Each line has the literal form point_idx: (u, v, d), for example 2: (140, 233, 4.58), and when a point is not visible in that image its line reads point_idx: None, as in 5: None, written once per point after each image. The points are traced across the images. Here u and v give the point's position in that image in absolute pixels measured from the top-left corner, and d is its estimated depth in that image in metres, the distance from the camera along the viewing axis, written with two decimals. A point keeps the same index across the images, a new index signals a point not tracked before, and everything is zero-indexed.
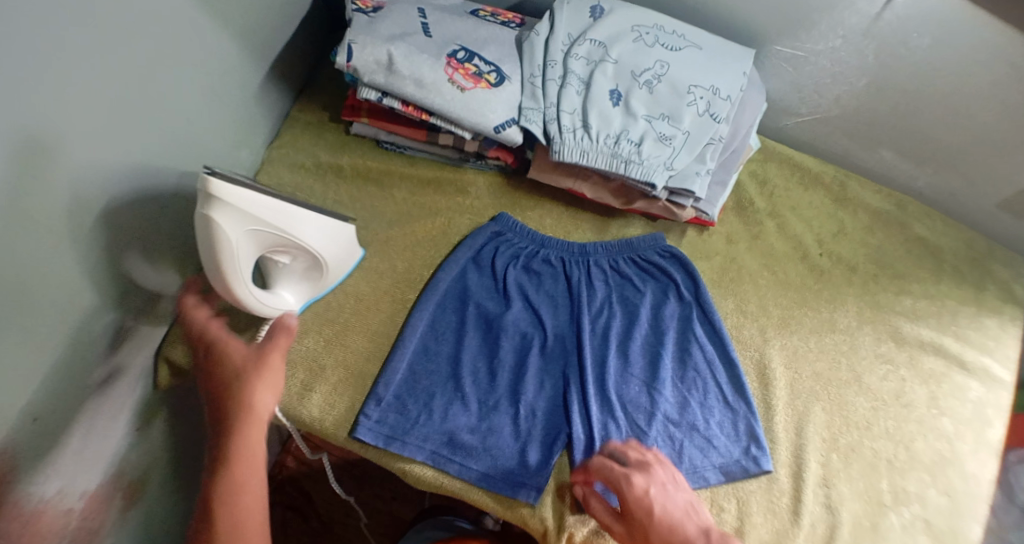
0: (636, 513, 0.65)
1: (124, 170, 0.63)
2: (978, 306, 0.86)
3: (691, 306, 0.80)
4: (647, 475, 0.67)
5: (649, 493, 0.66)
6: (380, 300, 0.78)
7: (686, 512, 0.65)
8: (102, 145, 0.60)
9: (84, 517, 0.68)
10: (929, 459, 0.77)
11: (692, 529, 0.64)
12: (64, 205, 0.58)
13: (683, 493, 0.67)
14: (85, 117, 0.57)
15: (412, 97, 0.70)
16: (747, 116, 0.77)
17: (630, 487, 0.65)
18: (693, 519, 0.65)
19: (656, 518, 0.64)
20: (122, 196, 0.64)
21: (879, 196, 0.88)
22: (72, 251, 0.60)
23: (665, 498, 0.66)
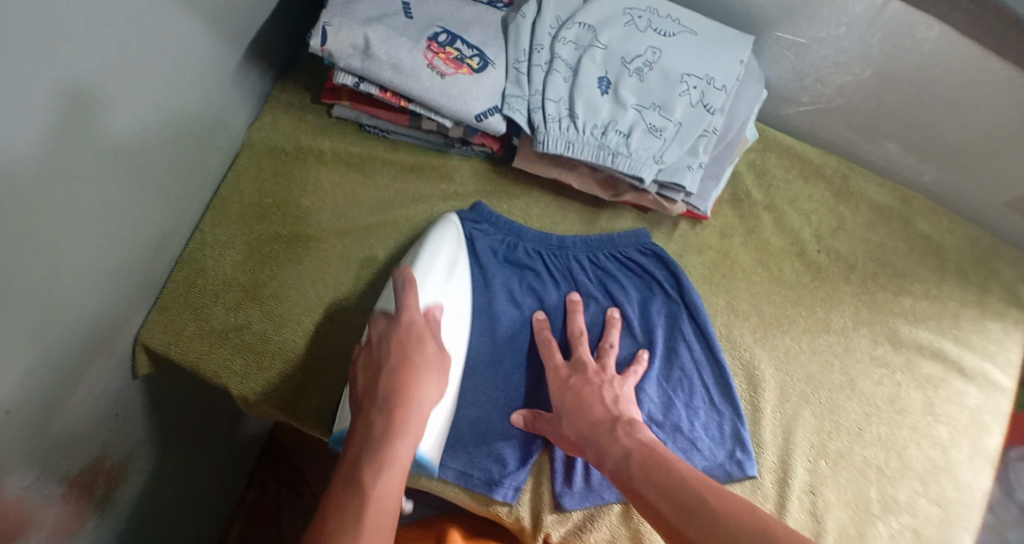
0: (552, 394, 0.69)
1: (95, 161, 0.61)
2: (981, 309, 0.82)
3: (678, 304, 0.77)
4: (576, 363, 0.71)
5: (569, 378, 0.69)
6: (358, 290, 0.76)
7: (604, 397, 0.68)
8: (76, 135, 0.58)
9: (66, 507, 0.69)
10: (921, 467, 0.75)
11: (602, 414, 0.66)
12: (35, 200, 0.56)
13: (612, 390, 0.69)
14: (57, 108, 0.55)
15: (390, 82, 0.67)
16: (744, 107, 0.73)
17: (553, 374, 0.70)
18: (608, 405, 0.67)
19: (569, 400, 0.68)
20: (94, 186, 0.62)
21: (883, 190, 0.84)
22: (44, 245, 0.58)
23: (585, 383, 0.69)
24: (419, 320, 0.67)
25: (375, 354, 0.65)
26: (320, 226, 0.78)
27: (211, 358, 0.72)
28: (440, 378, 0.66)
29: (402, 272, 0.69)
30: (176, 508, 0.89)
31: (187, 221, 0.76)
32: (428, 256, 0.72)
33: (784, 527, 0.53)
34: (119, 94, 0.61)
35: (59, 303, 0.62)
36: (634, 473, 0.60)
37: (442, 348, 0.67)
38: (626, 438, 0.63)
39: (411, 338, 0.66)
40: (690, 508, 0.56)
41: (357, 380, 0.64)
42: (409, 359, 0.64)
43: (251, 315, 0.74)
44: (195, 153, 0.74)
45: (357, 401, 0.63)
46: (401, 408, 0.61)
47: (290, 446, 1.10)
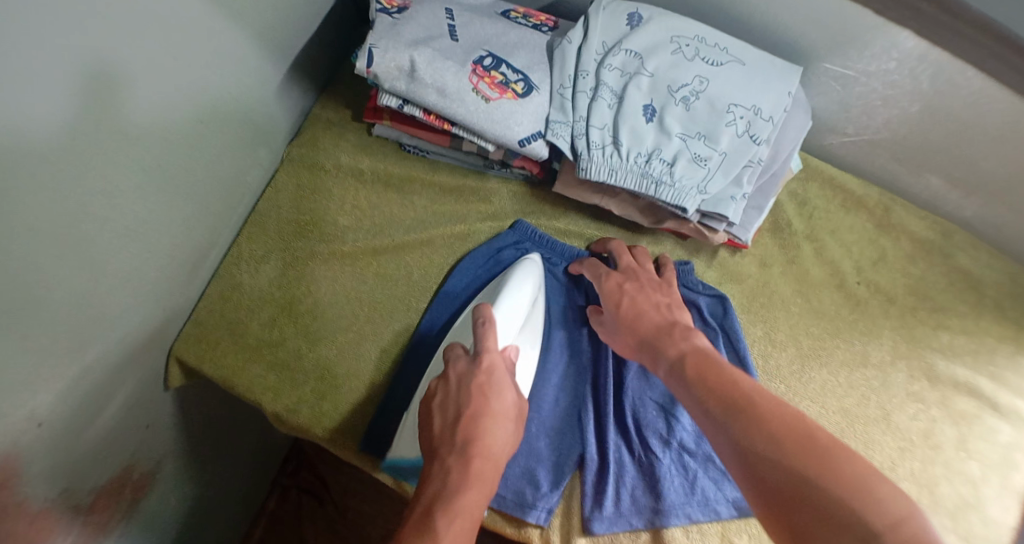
0: (607, 303, 0.71)
1: (137, 179, 0.61)
2: (1018, 346, 0.81)
3: (716, 333, 0.76)
4: (629, 272, 0.73)
5: (623, 285, 0.71)
6: (393, 310, 0.76)
7: (656, 303, 0.69)
8: (117, 151, 0.58)
9: (93, 515, 0.70)
10: (952, 503, 0.73)
11: (656, 319, 0.68)
12: (70, 217, 0.56)
13: (662, 298, 0.70)
14: (93, 124, 0.55)
15: (434, 106, 0.67)
16: (791, 137, 0.72)
17: (606, 281, 0.72)
18: (662, 310, 0.69)
19: (624, 306, 0.70)
20: (133, 202, 0.61)
21: (924, 222, 0.83)
22: (84, 261, 0.58)
23: (639, 290, 0.71)
24: (499, 363, 0.64)
25: (451, 397, 0.62)
26: (355, 242, 0.77)
27: (245, 374, 0.72)
28: (517, 425, 0.62)
29: (483, 311, 0.67)
30: (200, 515, 0.89)
31: (225, 235, 0.76)
32: (507, 295, 0.71)
33: (829, 433, 0.53)
34: (161, 110, 0.61)
35: (95, 317, 0.62)
36: (691, 367, 0.61)
37: (520, 394, 0.64)
38: (683, 342, 0.64)
39: (491, 384, 0.62)
40: (738, 409, 0.56)
41: (434, 423, 0.61)
42: (488, 408, 0.61)
43: (287, 332, 0.74)
44: (235, 168, 0.74)
45: (433, 445, 0.60)
46: (478, 457, 0.58)
47: (315, 453, 1.09)
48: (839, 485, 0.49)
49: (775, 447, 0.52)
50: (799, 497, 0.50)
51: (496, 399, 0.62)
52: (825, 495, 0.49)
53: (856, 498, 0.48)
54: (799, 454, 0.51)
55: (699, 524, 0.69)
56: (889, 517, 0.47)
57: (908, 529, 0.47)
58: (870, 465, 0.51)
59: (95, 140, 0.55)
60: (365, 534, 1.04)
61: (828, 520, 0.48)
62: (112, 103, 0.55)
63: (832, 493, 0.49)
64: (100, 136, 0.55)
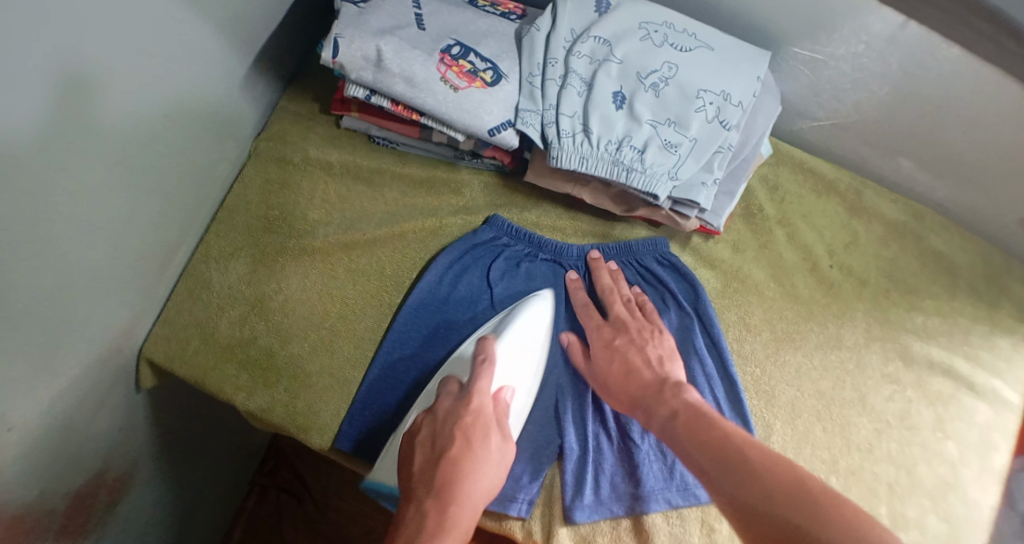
0: (599, 362, 0.71)
1: (104, 176, 0.60)
2: (992, 326, 0.81)
3: (691, 317, 0.76)
4: (616, 324, 0.73)
5: (613, 341, 0.72)
6: (366, 303, 0.75)
7: (648, 359, 0.70)
8: (85, 150, 0.57)
9: (67, 519, 0.69)
10: (930, 484, 0.74)
11: (648, 376, 0.69)
12: (39, 216, 0.55)
13: (654, 350, 0.71)
14: (63, 121, 0.54)
15: (401, 96, 0.67)
16: (760, 122, 0.73)
17: (598, 338, 0.73)
18: (655, 368, 0.69)
19: (615, 365, 0.70)
20: (99, 201, 0.61)
21: (895, 205, 0.83)
22: (54, 259, 0.58)
23: (630, 347, 0.71)
24: (489, 407, 0.66)
25: (437, 435, 0.64)
26: (325, 237, 0.76)
27: (217, 373, 0.71)
28: (501, 473, 0.64)
29: (484, 350, 0.69)
30: (177, 516, 0.88)
31: (193, 232, 0.75)
32: (512, 326, 0.72)
33: (821, 482, 0.54)
34: (125, 105, 0.60)
35: (65, 318, 0.61)
36: (680, 432, 0.63)
37: (507, 439, 0.65)
38: (672, 401, 0.65)
39: (477, 427, 0.64)
40: (728, 463, 0.58)
41: (416, 459, 0.63)
42: (472, 453, 0.62)
43: (258, 329, 0.73)
44: (201, 164, 0.73)
45: (411, 485, 0.62)
46: (455, 505, 0.59)
47: (292, 450, 1.08)
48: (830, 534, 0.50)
49: (766, 496, 0.54)
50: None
51: (482, 448, 0.63)
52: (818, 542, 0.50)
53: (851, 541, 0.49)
54: (789, 500, 0.53)
55: (678, 510, 0.70)
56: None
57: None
58: (863, 513, 0.51)
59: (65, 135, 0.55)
60: (346, 531, 1.03)
61: None
62: (75, 98, 0.55)
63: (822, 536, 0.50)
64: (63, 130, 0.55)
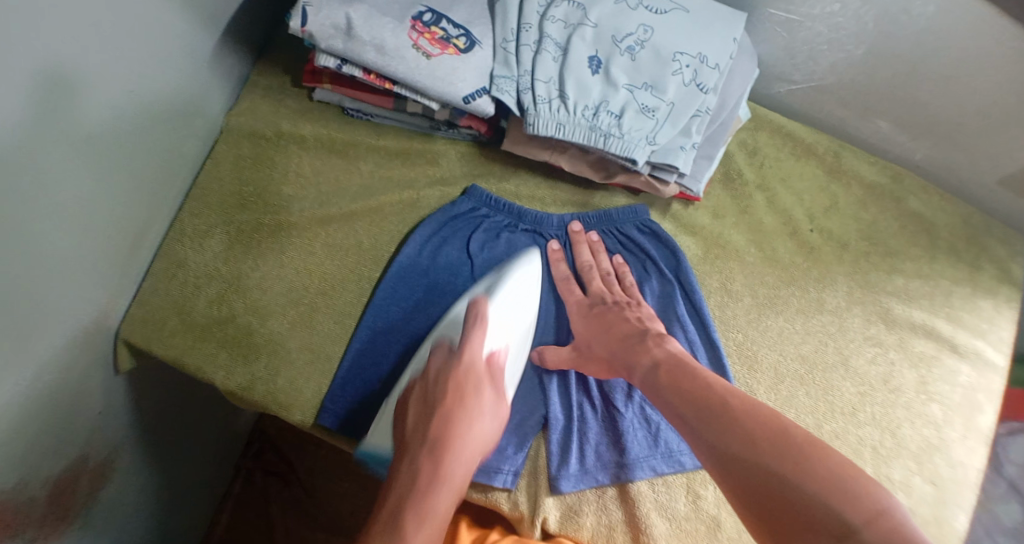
0: (580, 324, 0.72)
1: (82, 146, 0.60)
2: (973, 287, 0.82)
3: (673, 285, 0.76)
4: (597, 294, 0.74)
5: (593, 307, 0.73)
6: (344, 277, 0.74)
7: (628, 317, 0.71)
8: (71, 121, 0.57)
9: (50, 508, 0.67)
10: (915, 445, 0.75)
11: (630, 328, 0.69)
12: (28, 190, 0.55)
13: (634, 310, 0.72)
14: (47, 94, 0.55)
15: (373, 64, 0.65)
16: (737, 86, 0.72)
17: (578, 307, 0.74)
18: (634, 322, 0.70)
19: (595, 325, 0.71)
20: (78, 173, 0.60)
21: (874, 168, 0.83)
22: (41, 231, 0.58)
23: (608, 308, 0.72)
24: (480, 364, 0.67)
25: (430, 392, 0.65)
26: (301, 212, 0.75)
27: (195, 351, 0.70)
28: (494, 424, 0.66)
29: (478, 310, 0.67)
30: (163, 501, 0.88)
31: (165, 211, 0.73)
32: (503, 286, 0.70)
33: (803, 432, 0.55)
34: (92, 76, 0.58)
35: (41, 297, 0.60)
36: (662, 378, 0.63)
37: (499, 394, 0.67)
38: (654, 349, 0.66)
39: (469, 383, 0.66)
40: (710, 414, 0.58)
41: (410, 416, 0.64)
42: (465, 408, 0.64)
43: (235, 307, 0.72)
44: (170, 141, 0.71)
45: (405, 440, 0.63)
46: (451, 459, 0.61)
47: (277, 434, 1.08)
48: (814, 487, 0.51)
49: (748, 446, 0.55)
50: (777, 501, 0.52)
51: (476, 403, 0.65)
52: (802, 494, 0.51)
53: (834, 492, 0.50)
54: (770, 451, 0.54)
55: (664, 478, 0.70)
56: (864, 512, 0.49)
57: (886, 522, 0.48)
58: (845, 463, 0.52)
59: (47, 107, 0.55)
60: (332, 513, 1.03)
61: (806, 522, 0.50)
62: (44, 64, 0.54)
63: (805, 487, 0.51)
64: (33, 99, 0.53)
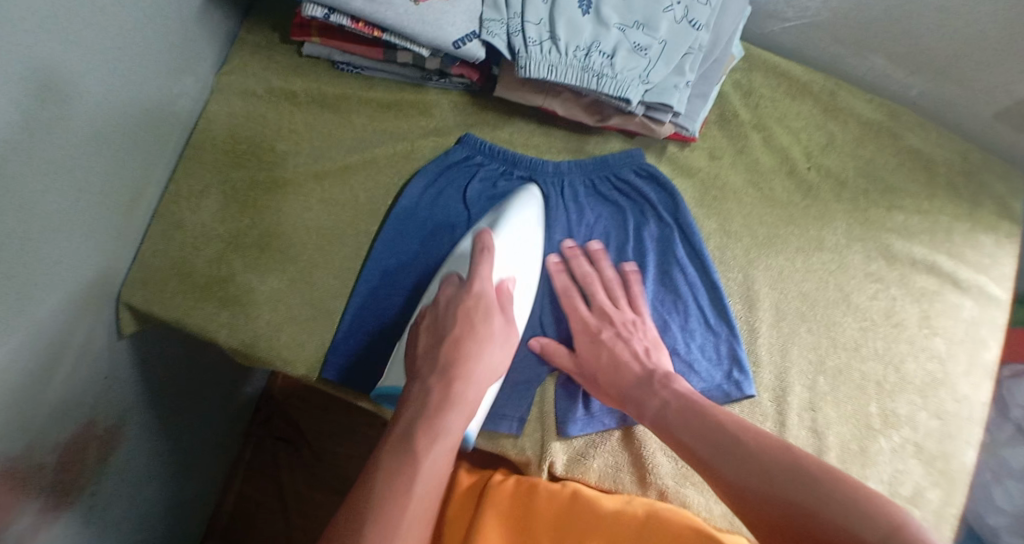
0: (585, 354, 0.69)
1: (86, 100, 0.60)
2: (973, 223, 0.81)
3: (671, 228, 0.75)
4: (600, 315, 0.71)
5: (599, 334, 0.70)
6: (341, 233, 0.74)
7: (634, 352, 0.69)
8: (71, 78, 0.57)
9: (61, 473, 0.67)
10: (919, 380, 0.75)
11: (635, 370, 0.67)
12: (35, 142, 0.55)
13: (641, 342, 0.70)
14: (49, 48, 0.55)
15: (361, 13, 0.65)
16: (731, 22, 0.72)
17: (583, 339, 0.70)
18: (641, 360, 0.68)
19: (603, 359, 0.68)
20: (81, 130, 0.60)
21: (870, 104, 0.83)
22: (45, 187, 0.58)
23: (615, 339, 0.69)
24: (491, 293, 0.67)
25: (440, 320, 0.65)
26: (296, 168, 0.75)
27: (196, 312, 0.70)
28: (504, 353, 0.66)
29: (483, 240, 0.68)
30: (173, 469, 0.88)
31: (160, 170, 0.73)
32: (508, 222, 0.71)
33: (813, 458, 0.55)
34: (83, 26, 0.58)
35: (43, 256, 0.59)
36: (676, 421, 0.61)
37: (509, 322, 0.67)
38: (663, 391, 0.64)
39: (479, 310, 0.66)
40: (725, 449, 0.58)
41: (420, 343, 0.65)
42: (476, 333, 0.64)
43: (235, 265, 0.71)
44: (163, 100, 0.70)
45: (414, 367, 0.63)
46: (461, 382, 0.61)
47: (284, 399, 1.09)
48: (838, 507, 0.50)
49: (764, 478, 0.55)
50: (801, 529, 0.51)
51: (484, 331, 0.65)
52: (822, 521, 0.50)
53: (855, 514, 0.50)
54: (789, 482, 0.53)
55: None
56: (882, 530, 0.48)
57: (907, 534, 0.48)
58: (861, 484, 0.52)
59: (45, 61, 0.55)
60: (341, 474, 1.04)
61: None
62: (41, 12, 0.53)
63: (824, 513, 0.51)
64: (31, 51, 0.53)
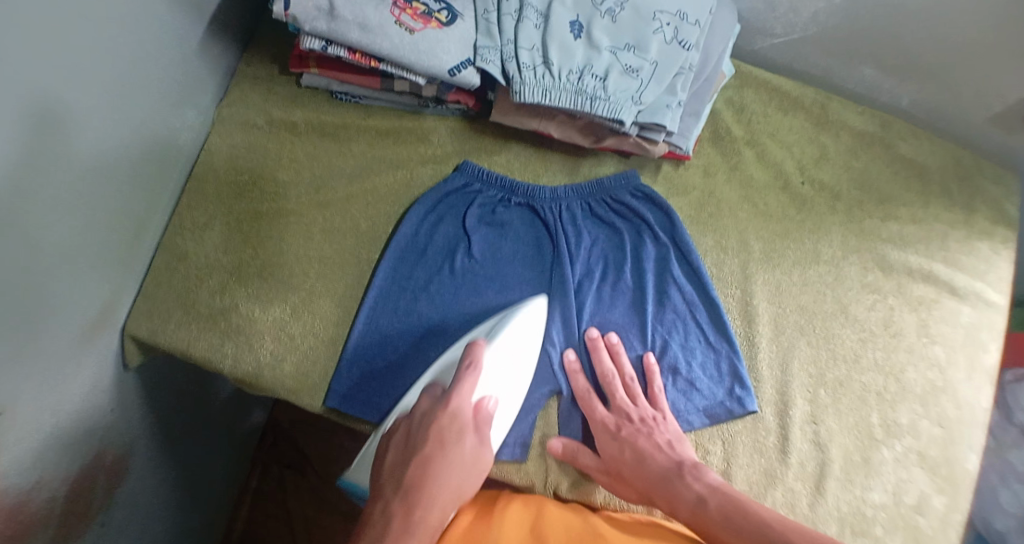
0: (609, 450, 0.68)
1: (92, 137, 0.61)
2: (969, 230, 0.82)
3: (668, 248, 0.76)
4: (618, 411, 0.70)
5: (620, 430, 0.68)
6: (342, 261, 0.75)
7: (658, 444, 0.67)
8: (77, 115, 0.59)
9: (71, 506, 0.67)
10: (920, 389, 0.75)
11: (662, 462, 0.66)
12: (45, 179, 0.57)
13: (663, 435, 0.68)
14: (56, 87, 0.56)
15: (358, 43, 0.66)
16: (719, 41, 0.74)
17: (603, 435, 0.69)
18: (666, 452, 0.67)
19: (628, 456, 0.67)
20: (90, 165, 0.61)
21: (862, 116, 0.84)
22: (55, 223, 0.59)
23: (637, 433, 0.68)
24: (466, 414, 0.64)
25: (413, 432, 0.63)
26: (297, 198, 0.76)
27: (201, 343, 0.71)
28: (473, 480, 0.63)
29: (472, 354, 0.65)
30: (181, 496, 0.89)
31: (164, 202, 0.74)
32: (501, 333, 0.68)
33: None
34: (88, 65, 0.59)
35: (51, 291, 0.60)
36: (714, 515, 0.61)
37: (483, 443, 0.64)
38: (695, 483, 0.64)
39: (452, 430, 0.63)
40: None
41: (388, 456, 0.63)
42: (448, 458, 0.61)
43: (238, 296, 0.72)
44: (165, 134, 0.71)
45: (380, 481, 0.62)
46: (420, 508, 0.59)
47: (292, 425, 1.10)
48: None
49: None
50: None
51: (443, 494, 0.60)
52: None
53: None
54: None
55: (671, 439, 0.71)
56: None
57: None
58: None
59: (54, 100, 0.56)
60: (349, 498, 1.05)
61: None
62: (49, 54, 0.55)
63: None
64: (40, 91, 0.55)
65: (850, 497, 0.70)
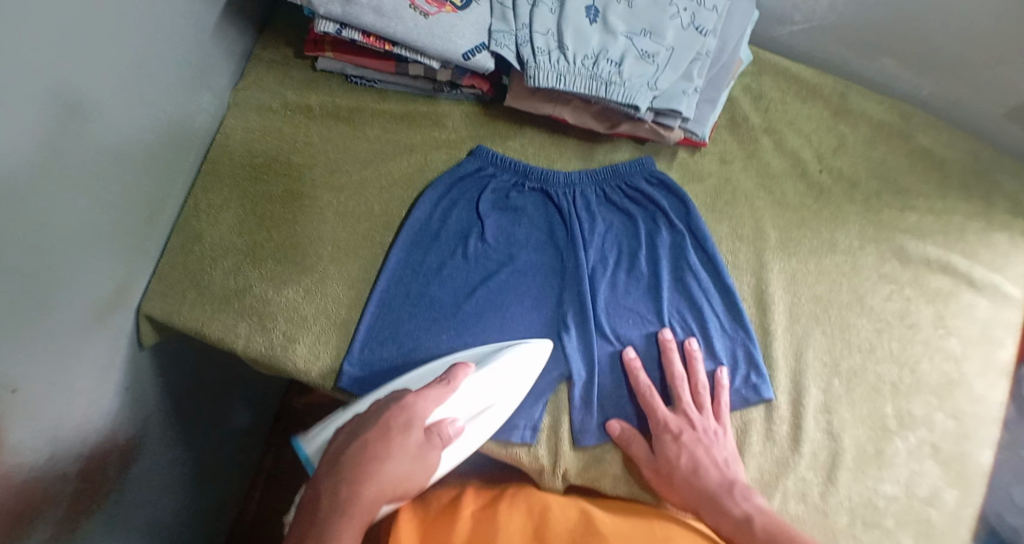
0: (666, 452, 0.66)
1: (109, 118, 0.62)
2: (988, 222, 0.81)
3: (683, 235, 0.76)
4: (685, 415, 0.68)
5: (682, 433, 0.67)
6: (356, 245, 0.75)
7: (715, 459, 0.66)
8: (95, 96, 0.59)
9: (86, 483, 0.68)
10: (935, 382, 0.74)
11: (715, 477, 0.65)
12: (63, 159, 0.57)
13: (721, 452, 0.67)
14: (75, 67, 0.56)
15: (372, 27, 0.66)
16: (737, 29, 0.74)
17: (664, 436, 0.67)
18: (721, 468, 0.66)
19: (684, 463, 0.66)
20: (106, 147, 0.62)
21: (881, 106, 0.83)
22: (72, 203, 0.59)
23: (697, 441, 0.66)
24: (422, 410, 0.62)
25: (360, 423, 0.61)
26: (313, 182, 0.77)
27: (214, 324, 0.71)
28: (411, 470, 0.59)
29: (454, 372, 0.64)
30: (193, 477, 0.89)
31: (180, 183, 0.75)
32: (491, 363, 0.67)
33: None
34: (107, 46, 0.59)
35: (68, 270, 0.61)
36: (758, 538, 0.60)
37: (430, 442, 0.61)
38: (745, 503, 0.63)
39: (400, 421, 0.61)
40: None
41: (336, 442, 0.61)
42: (389, 444, 0.59)
43: (251, 278, 0.73)
44: (181, 116, 0.72)
45: (323, 463, 0.60)
46: (356, 485, 0.57)
47: (306, 410, 1.11)
48: None
49: None
50: None
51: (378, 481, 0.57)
52: None
53: None
54: None
55: None
56: None
57: None
58: None
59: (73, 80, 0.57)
60: None
61: None
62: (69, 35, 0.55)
63: None
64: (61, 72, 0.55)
65: (862, 489, 0.69)
